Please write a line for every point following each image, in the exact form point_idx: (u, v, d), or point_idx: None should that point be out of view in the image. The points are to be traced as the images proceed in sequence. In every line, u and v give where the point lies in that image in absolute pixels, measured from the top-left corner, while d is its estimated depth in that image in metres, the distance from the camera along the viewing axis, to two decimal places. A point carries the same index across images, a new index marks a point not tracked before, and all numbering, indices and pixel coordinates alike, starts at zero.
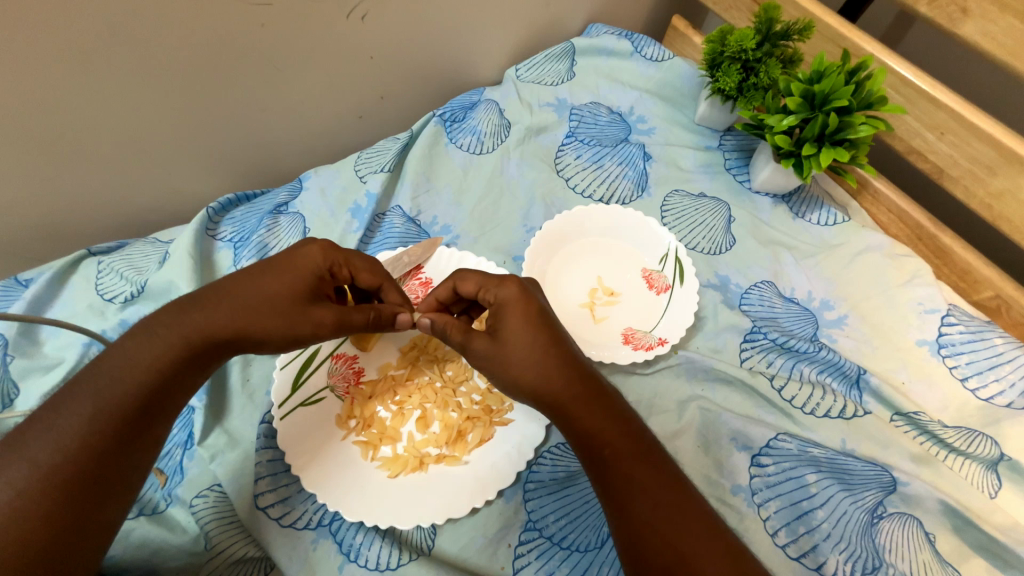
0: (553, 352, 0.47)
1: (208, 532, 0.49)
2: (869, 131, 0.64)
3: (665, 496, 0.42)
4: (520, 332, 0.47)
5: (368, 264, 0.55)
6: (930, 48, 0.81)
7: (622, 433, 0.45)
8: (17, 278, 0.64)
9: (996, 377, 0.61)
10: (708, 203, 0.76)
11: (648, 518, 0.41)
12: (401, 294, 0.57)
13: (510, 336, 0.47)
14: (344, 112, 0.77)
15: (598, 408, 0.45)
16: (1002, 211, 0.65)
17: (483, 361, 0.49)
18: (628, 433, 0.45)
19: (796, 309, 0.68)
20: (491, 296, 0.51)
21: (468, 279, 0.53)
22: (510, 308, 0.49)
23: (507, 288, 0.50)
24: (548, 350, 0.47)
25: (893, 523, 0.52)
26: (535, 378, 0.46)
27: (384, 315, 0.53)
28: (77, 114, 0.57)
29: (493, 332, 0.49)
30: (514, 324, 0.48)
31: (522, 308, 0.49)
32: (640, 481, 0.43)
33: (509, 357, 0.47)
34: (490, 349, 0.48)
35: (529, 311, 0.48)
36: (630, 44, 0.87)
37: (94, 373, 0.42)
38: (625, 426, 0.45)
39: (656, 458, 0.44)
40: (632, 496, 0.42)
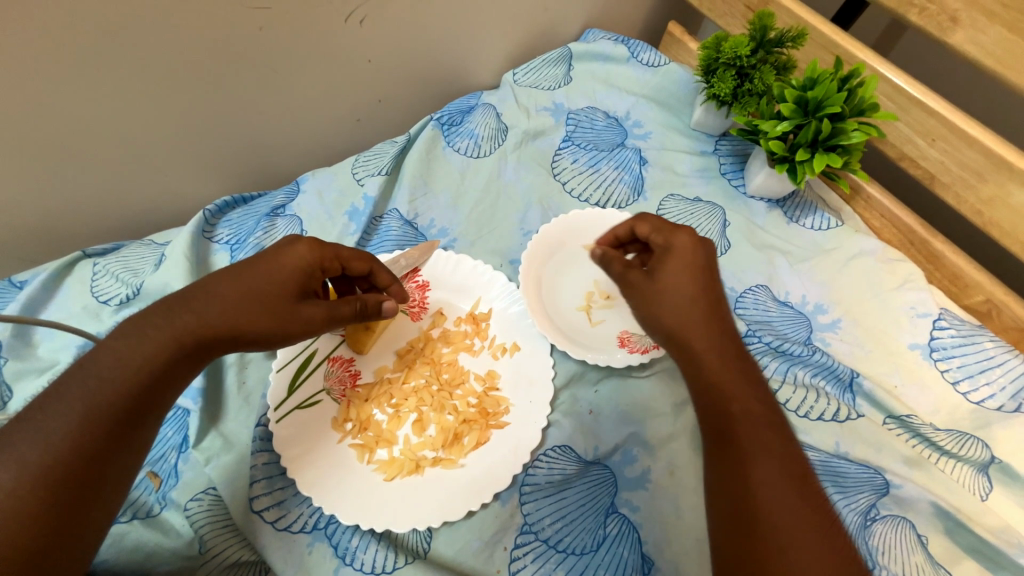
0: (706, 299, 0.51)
1: (203, 536, 0.49)
2: (861, 138, 0.65)
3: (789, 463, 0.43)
4: (687, 273, 0.52)
5: (355, 252, 0.56)
6: (921, 55, 0.82)
7: (753, 398, 0.47)
8: (12, 280, 0.64)
9: (986, 381, 0.61)
10: (704, 207, 0.77)
11: (760, 476, 0.42)
12: (391, 277, 0.59)
13: (668, 274, 0.52)
14: (341, 115, 0.77)
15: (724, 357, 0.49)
16: (992, 217, 0.66)
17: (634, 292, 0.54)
18: (759, 401, 0.47)
19: (790, 313, 0.69)
20: (661, 241, 0.56)
21: (647, 221, 0.58)
22: (679, 257, 0.53)
23: (681, 242, 0.54)
24: (697, 291, 0.51)
25: (886, 525, 0.53)
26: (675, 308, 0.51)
27: (370, 306, 0.54)
28: (73, 116, 0.57)
29: (652, 271, 0.54)
30: (677, 267, 0.53)
31: (691, 257, 0.53)
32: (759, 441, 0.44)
33: (659, 292, 0.52)
34: (645, 284, 0.53)
35: (693, 262, 0.53)
36: (626, 50, 0.87)
37: (83, 373, 0.42)
38: (753, 392, 0.47)
39: (782, 432, 0.46)
40: (750, 449, 0.44)
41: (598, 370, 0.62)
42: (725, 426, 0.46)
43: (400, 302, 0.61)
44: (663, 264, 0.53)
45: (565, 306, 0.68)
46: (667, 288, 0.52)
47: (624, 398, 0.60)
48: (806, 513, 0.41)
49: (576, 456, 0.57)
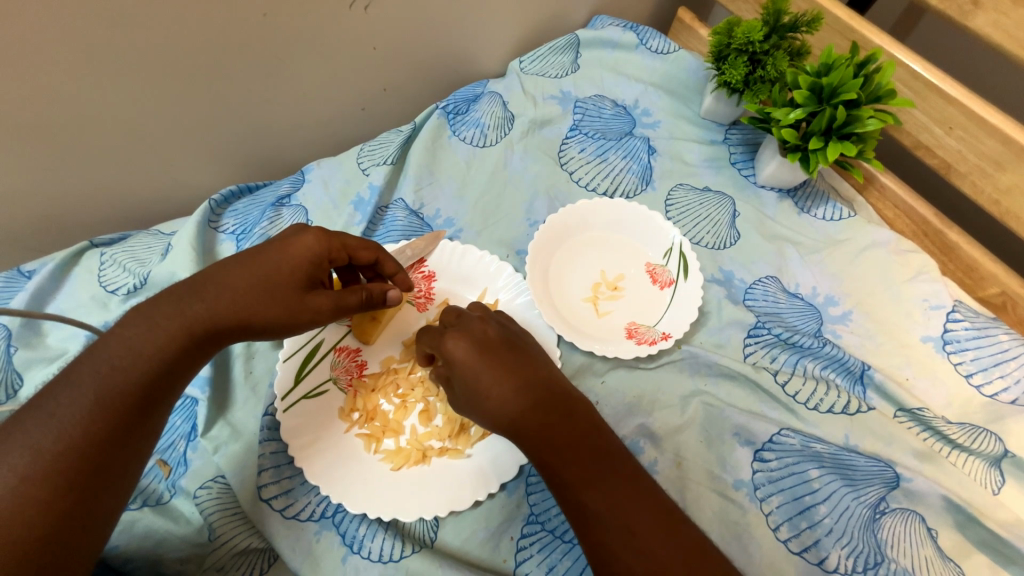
0: (511, 399, 0.46)
1: (212, 523, 0.50)
2: (877, 125, 0.63)
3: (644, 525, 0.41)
4: (479, 369, 0.47)
5: (361, 241, 0.56)
6: (939, 40, 0.80)
7: (586, 465, 0.43)
8: (21, 269, 0.64)
9: (1000, 374, 0.61)
10: (714, 197, 0.76)
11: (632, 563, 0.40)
12: (397, 265, 0.58)
13: (462, 380, 0.48)
14: (347, 104, 0.76)
15: (548, 447, 0.44)
16: (1010, 207, 0.65)
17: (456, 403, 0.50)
18: (594, 465, 0.43)
19: (800, 305, 0.68)
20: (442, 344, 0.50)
21: (426, 331, 0.53)
22: (458, 354, 0.48)
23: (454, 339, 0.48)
24: (497, 390, 0.46)
25: (896, 519, 0.52)
26: (493, 410, 0.46)
27: (376, 296, 0.54)
28: (78, 104, 0.57)
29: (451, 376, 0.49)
30: (466, 366, 0.47)
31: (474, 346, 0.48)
32: (608, 519, 0.42)
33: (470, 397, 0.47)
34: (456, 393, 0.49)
35: (478, 352, 0.48)
36: (635, 36, 0.86)
37: (93, 361, 0.42)
38: (582, 456, 0.44)
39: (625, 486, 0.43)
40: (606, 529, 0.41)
41: (604, 362, 0.62)
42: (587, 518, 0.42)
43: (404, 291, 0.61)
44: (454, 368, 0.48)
45: (571, 298, 0.67)
46: (475, 393, 0.47)
47: (631, 390, 0.60)
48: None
49: None
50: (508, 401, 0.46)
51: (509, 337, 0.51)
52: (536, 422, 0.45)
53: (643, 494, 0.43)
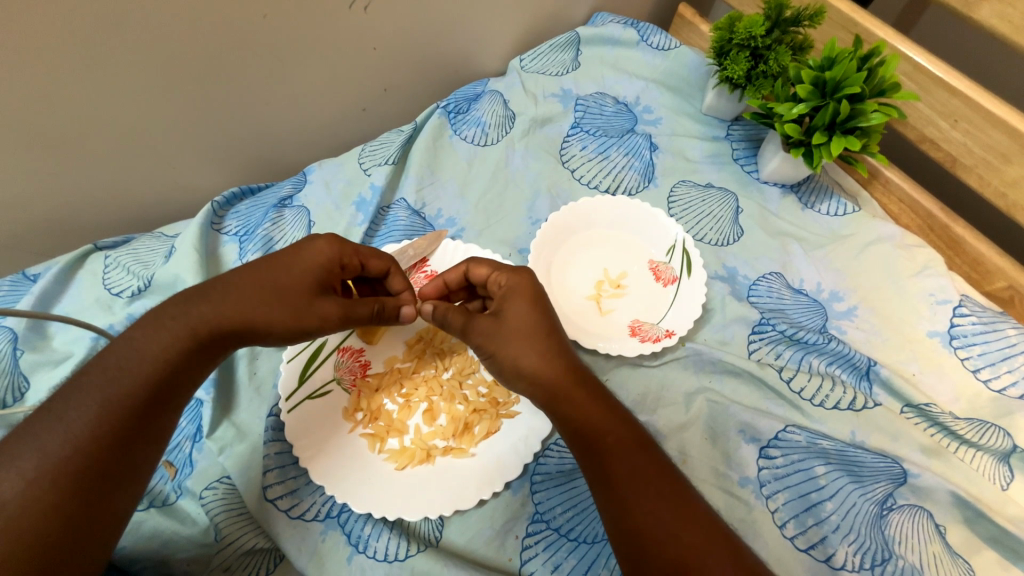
0: (555, 353, 0.49)
1: (218, 524, 0.50)
2: (881, 119, 0.63)
3: (666, 488, 0.44)
4: (532, 311, 0.51)
5: (373, 249, 0.56)
6: (943, 32, 0.79)
7: (619, 423, 0.47)
8: (26, 273, 0.65)
9: (1008, 368, 0.60)
10: (716, 193, 0.75)
11: (659, 516, 0.42)
12: (405, 281, 0.58)
13: (514, 317, 0.50)
14: (348, 104, 0.76)
15: (586, 398, 0.47)
16: (1017, 200, 0.64)
17: (482, 339, 0.50)
18: (625, 425, 0.47)
19: (804, 301, 0.67)
20: (500, 283, 0.54)
21: (482, 264, 0.56)
22: (517, 296, 0.52)
23: (518, 278, 0.53)
24: (543, 339, 0.49)
25: (903, 515, 0.52)
26: (542, 348, 0.49)
27: (387, 310, 0.53)
28: (79, 107, 0.57)
29: (496, 314, 0.51)
30: (524, 308, 0.51)
31: (533, 294, 0.52)
32: (635, 474, 0.44)
33: (514, 337, 0.49)
34: (492, 327, 0.50)
35: (534, 300, 0.51)
36: (636, 33, 0.86)
37: (100, 365, 0.42)
38: (616, 414, 0.47)
39: (650, 449, 0.46)
40: (635, 483, 0.44)
41: (607, 360, 0.62)
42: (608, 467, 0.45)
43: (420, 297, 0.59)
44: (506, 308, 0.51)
45: (575, 296, 0.67)
46: (525, 330, 0.49)
47: (635, 387, 0.60)
48: (701, 534, 0.42)
49: None
50: (551, 350, 0.49)
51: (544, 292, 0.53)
52: (576, 375, 0.48)
53: (662, 463, 0.46)
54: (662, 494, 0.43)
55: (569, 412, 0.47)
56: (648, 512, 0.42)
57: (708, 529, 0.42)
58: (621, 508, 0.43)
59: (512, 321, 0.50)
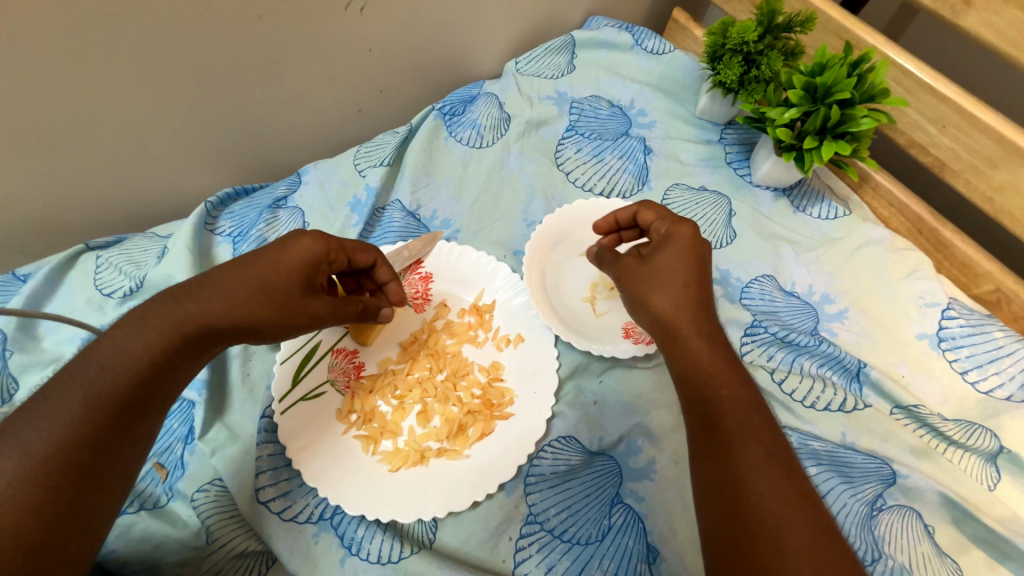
0: (691, 302, 0.52)
1: (209, 526, 0.50)
2: (871, 124, 0.63)
3: (775, 457, 0.44)
4: (680, 261, 0.53)
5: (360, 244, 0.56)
6: (932, 39, 0.80)
7: (741, 386, 0.48)
8: (17, 273, 0.64)
9: (995, 370, 0.61)
10: (709, 197, 0.76)
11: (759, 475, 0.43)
12: (393, 273, 0.58)
13: (662, 263, 0.53)
14: (343, 105, 0.76)
15: (715, 348, 0.50)
16: (1004, 204, 0.65)
17: (627, 276, 0.55)
18: (746, 390, 0.48)
19: (796, 303, 0.68)
20: (661, 230, 0.56)
21: (652, 209, 0.58)
22: (674, 243, 0.54)
23: (681, 228, 0.55)
24: (687, 285, 0.52)
25: (892, 515, 0.53)
26: (677, 295, 0.52)
27: (371, 310, 0.55)
28: (70, 106, 0.56)
29: (646, 256, 0.55)
30: (673, 255, 0.53)
31: (691, 247, 0.54)
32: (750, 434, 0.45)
33: (653, 279, 0.53)
34: (639, 268, 0.54)
35: (688, 251, 0.53)
36: (631, 37, 0.86)
37: (84, 364, 0.42)
38: (739, 378, 0.49)
39: (767, 421, 0.47)
40: (743, 439, 0.45)
41: (602, 361, 0.62)
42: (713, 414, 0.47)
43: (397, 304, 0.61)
44: (657, 251, 0.54)
45: (569, 298, 0.67)
46: (664, 275, 0.53)
47: (628, 389, 0.60)
48: (792, 500, 0.42)
49: (580, 447, 0.57)
50: (689, 298, 0.52)
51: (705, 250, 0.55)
52: (705, 328, 0.51)
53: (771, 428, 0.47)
54: (765, 453, 0.44)
55: (691, 354, 0.50)
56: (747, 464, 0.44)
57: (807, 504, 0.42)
58: (721, 455, 0.45)
59: (658, 263, 0.53)
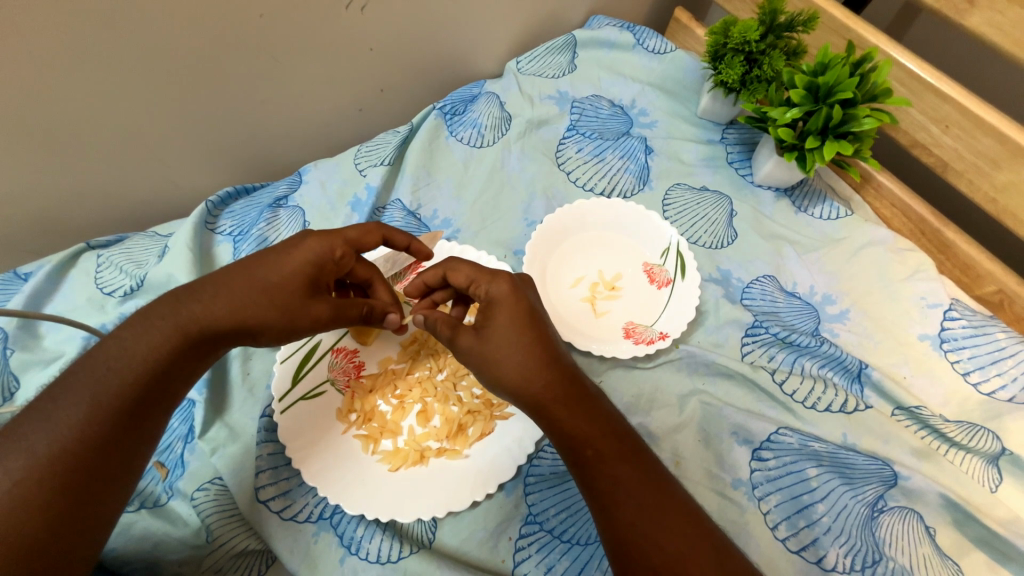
0: (543, 365, 0.47)
1: (210, 525, 0.50)
2: (873, 124, 0.63)
3: (656, 498, 0.43)
4: (514, 329, 0.48)
5: (362, 230, 0.54)
6: (935, 39, 0.80)
7: (606, 436, 0.45)
8: (19, 272, 0.64)
9: (997, 371, 0.61)
10: (711, 197, 0.76)
11: (649, 529, 0.41)
12: (390, 292, 0.58)
13: (496, 338, 0.48)
14: (344, 104, 0.76)
15: (577, 402, 0.46)
16: (1007, 205, 0.65)
17: (470, 358, 0.49)
18: (612, 434, 0.46)
19: (797, 304, 0.68)
20: (482, 292, 0.51)
21: (460, 270, 0.53)
22: (501, 305, 0.49)
23: (498, 285, 0.50)
24: (533, 346, 0.47)
25: (894, 517, 0.52)
26: (520, 371, 0.46)
27: (376, 312, 0.54)
28: (71, 105, 0.56)
29: (480, 328, 0.49)
30: (505, 322, 0.48)
31: (516, 305, 0.49)
32: (626, 482, 0.43)
33: (495, 358, 0.47)
34: (477, 346, 0.48)
35: (518, 309, 0.49)
36: (633, 36, 0.86)
37: (89, 364, 0.42)
38: (602, 429, 0.45)
39: (639, 458, 0.45)
40: (623, 498, 0.43)
41: (603, 362, 0.62)
42: (595, 480, 0.44)
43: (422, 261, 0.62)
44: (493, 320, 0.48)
45: (570, 298, 0.67)
46: (503, 351, 0.47)
47: (628, 389, 0.60)
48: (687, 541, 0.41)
49: None
50: (543, 358, 0.47)
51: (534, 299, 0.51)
52: (568, 382, 0.47)
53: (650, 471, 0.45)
54: (646, 505, 0.42)
55: (557, 420, 0.46)
56: (631, 522, 0.42)
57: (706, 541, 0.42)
58: (614, 525, 0.42)
59: (495, 341, 0.48)
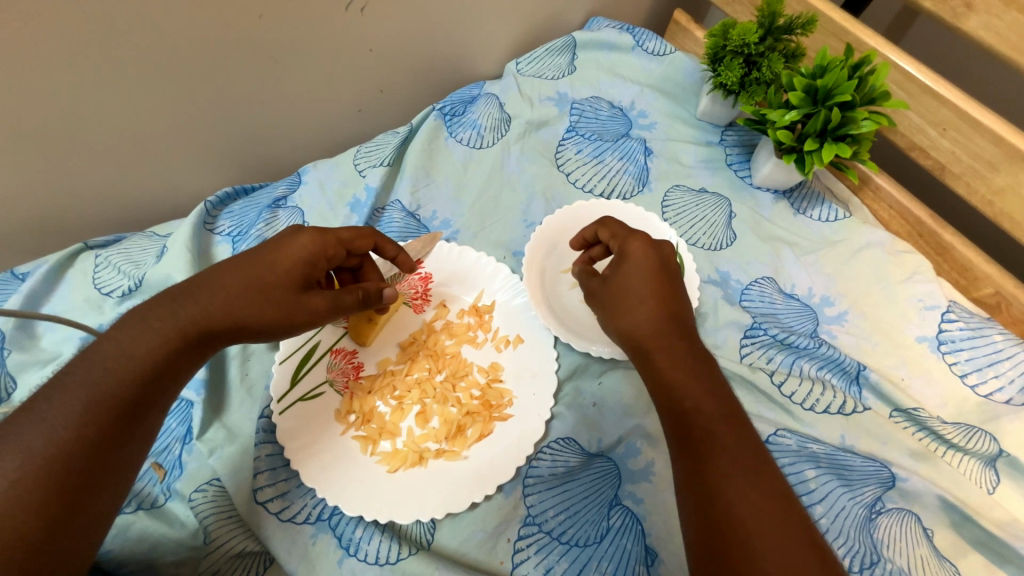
0: (659, 312, 0.53)
1: (207, 526, 0.49)
2: (872, 127, 0.63)
3: (748, 454, 0.44)
4: (639, 278, 0.55)
5: (354, 231, 0.55)
6: (933, 42, 0.80)
7: (709, 396, 0.47)
8: (16, 272, 0.64)
9: (995, 373, 0.61)
10: (710, 199, 0.76)
11: (724, 471, 0.42)
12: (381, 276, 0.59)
13: (622, 283, 0.55)
14: (343, 105, 0.76)
15: (684, 356, 0.50)
16: (1004, 208, 0.65)
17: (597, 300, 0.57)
18: (716, 397, 0.47)
19: (796, 305, 0.68)
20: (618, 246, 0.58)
21: (609, 225, 0.60)
22: (632, 259, 0.56)
23: (634, 242, 0.56)
24: (650, 299, 0.53)
25: (892, 518, 0.53)
26: (635, 314, 0.53)
27: (374, 294, 0.53)
28: (68, 105, 0.56)
29: (609, 276, 0.57)
30: (631, 272, 0.55)
31: (645, 260, 0.55)
32: (718, 433, 0.45)
33: (616, 300, 0.55)
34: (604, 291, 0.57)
35: (647, 265, 0.55)
36: (632, 38, 0.86)
37: (86, 364, 0.42)
38: (707, 387, 0.48)
39: (740, 422, 0.46)
40: (713, 448, 0.44)
41: (602, 363, 0.62)
42: (689, 427, 0.45)
43: (406, 273, 0.61)
44: (620, 268, 0.56)
45: (569, 300, 0.67)
46: (625, 294, 0.54)
47: (627, 391, 0.60)
48: (766, 501, 0.41)
49: (580, 448, 0.57)
50: (657, 312, 0.53)
51: (673, 274, 0.56)
52: (677, 338, 0.51)
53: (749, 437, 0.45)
54: (737, 461, 0.43)
55: (657, 364, 0.50)
56: (712, 465, 0.43)
57: (782, 502, 0.42)
58: (693, 465, 0.44)
59: (619, 284, 0.55)
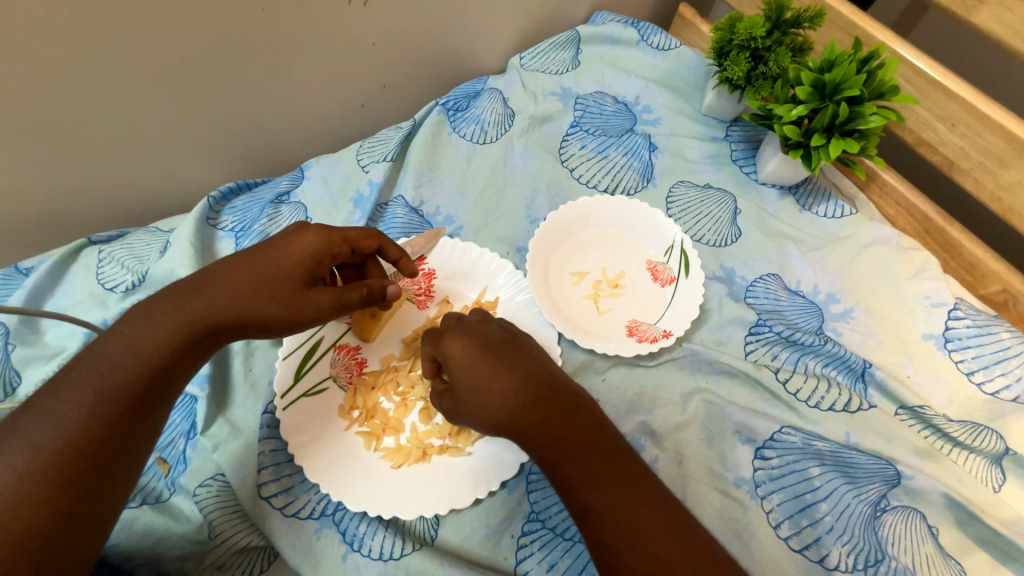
0: (511, 399, 0.46)
1: (212, 521, 0.49)
2: (880, 122, 0.63)
3: (639, 505, 0.42)
4: (473, 370, 0.48)
5: (359, 230, 0.54)
6: (942, 36, 0.80)
7: (584, 457, 0.44)
8: (18, 266, 0.64)
9: (1001, 371, 0.60)
10: (715, 194, 0.75)
11: (621, 543, 0.40)
12: (383, 274, 0.58)
13: (462, 379, 0.49)
14: (347, 100, 0.76)
15: (549, 429, 0.45)
16: (1013, 204, 0.65)
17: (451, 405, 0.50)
18: (591, 454, 0.44)
19: (801, 302, 0.67)
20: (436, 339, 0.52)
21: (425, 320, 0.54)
22: (457, 349, 0.49)
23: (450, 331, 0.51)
24: (501, 381, 0.47)
25: (896, 516, 0.52)
26: (494, 406, 0.47)
27: (377, 292, 0.53)
28: (71, 99, 0.56)
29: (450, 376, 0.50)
30: (466, 362, 0.49)
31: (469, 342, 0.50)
32: (597, 498, 0.42)
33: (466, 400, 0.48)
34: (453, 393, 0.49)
35: (472, 348, 0.49)
36: (637, 32, 0.85)
37: (93, 358, 0.42)
38: (580, 445, 0.44)
39: (618, 465, 0.44)
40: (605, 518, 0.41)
41: (605, 360, 0.62)
42: (580, 504, 0.42)
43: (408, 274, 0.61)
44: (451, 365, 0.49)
45: (574, 296, 0.67)
46: (472, 393, 0.48)
47: (631, 387, 0.60)
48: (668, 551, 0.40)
49: None
50: (519, 382, 0.47)
51: (509, 335, 0.52)
52: (538, 410, 0.46)
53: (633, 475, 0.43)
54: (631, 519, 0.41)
55: (535, 443, 0.45)
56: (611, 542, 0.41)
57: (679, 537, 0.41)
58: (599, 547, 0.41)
59: (461, 386, 0.49)
